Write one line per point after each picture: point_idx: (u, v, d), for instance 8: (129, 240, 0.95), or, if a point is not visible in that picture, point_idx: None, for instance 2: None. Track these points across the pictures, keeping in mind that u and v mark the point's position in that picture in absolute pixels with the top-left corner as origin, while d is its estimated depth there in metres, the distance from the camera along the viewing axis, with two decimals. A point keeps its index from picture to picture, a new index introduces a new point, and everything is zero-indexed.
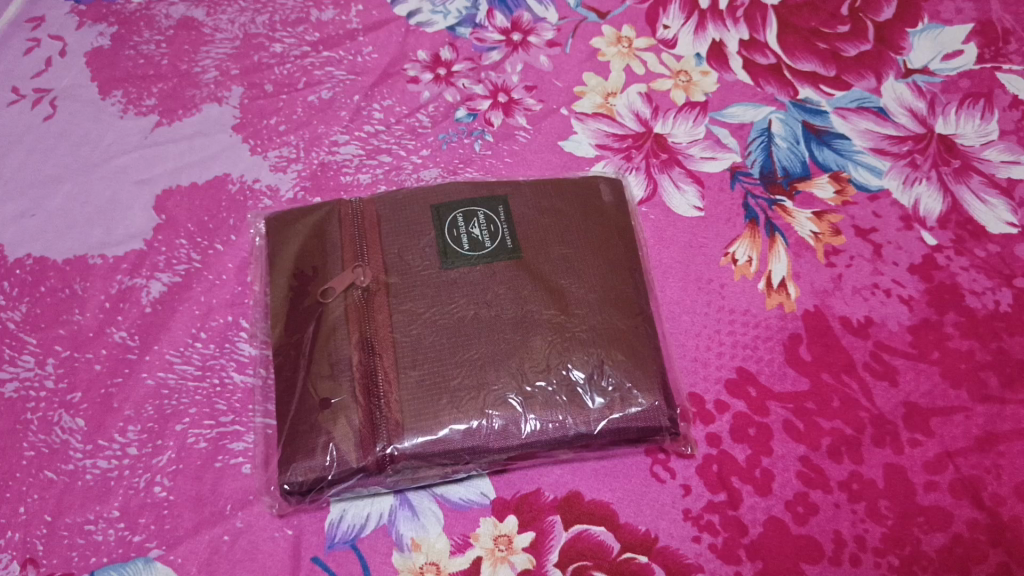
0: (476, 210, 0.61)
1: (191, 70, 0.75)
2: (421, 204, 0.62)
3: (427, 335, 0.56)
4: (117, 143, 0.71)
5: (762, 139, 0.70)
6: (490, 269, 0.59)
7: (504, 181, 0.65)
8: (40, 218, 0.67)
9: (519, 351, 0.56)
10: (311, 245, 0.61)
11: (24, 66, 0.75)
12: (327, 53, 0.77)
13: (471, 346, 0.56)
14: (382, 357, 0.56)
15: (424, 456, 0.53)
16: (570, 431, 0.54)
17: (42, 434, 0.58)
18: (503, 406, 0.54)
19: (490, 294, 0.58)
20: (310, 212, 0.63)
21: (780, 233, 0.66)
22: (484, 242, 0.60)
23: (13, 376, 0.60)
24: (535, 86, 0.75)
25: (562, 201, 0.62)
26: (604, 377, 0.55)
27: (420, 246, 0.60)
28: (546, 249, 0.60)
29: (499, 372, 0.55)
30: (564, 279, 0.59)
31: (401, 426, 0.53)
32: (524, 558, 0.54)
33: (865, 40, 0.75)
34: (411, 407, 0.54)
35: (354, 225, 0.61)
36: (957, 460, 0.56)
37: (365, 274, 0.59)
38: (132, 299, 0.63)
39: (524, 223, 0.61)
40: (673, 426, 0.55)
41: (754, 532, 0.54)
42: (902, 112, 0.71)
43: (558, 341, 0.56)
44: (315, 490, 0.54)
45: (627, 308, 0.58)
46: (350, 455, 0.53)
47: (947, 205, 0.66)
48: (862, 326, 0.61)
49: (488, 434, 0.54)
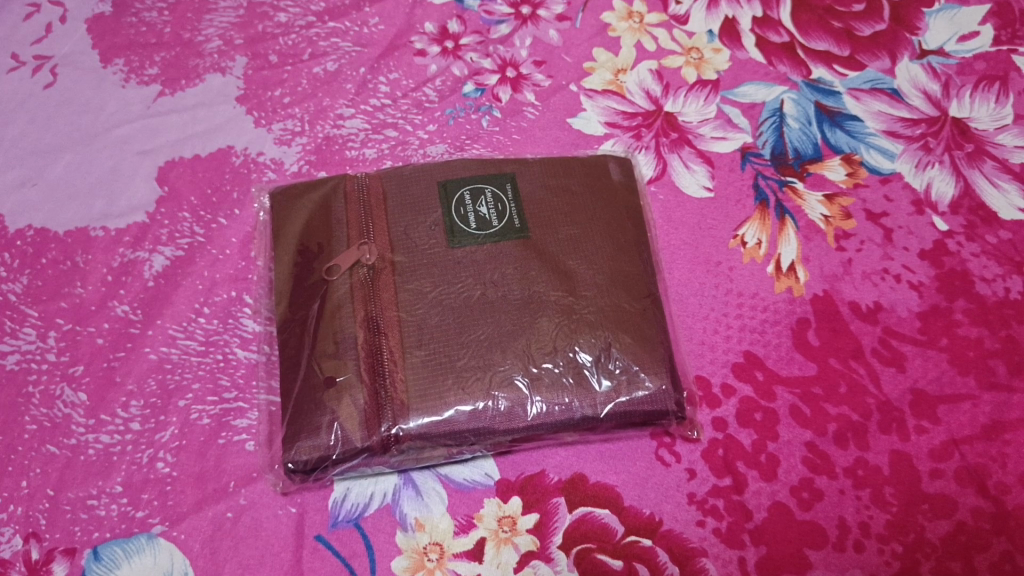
0: (484, 188, 0.60)
1: (194, 39, 0.74)
2: (428, 180, 0.61)
3: (433, 315, 0.56)
4: (119, 113, 0.70)
5: (774, 120, 0.69)
6: (497, 249, 0.58)
7: (510, 159, 0.64)
8: (41, 188, 0.66)
9: (526, 332, 0.55)
10: (316, 221, 0.60)
11: (23, 31, 0.74)
12: (332, 24, 0.75)
13: (479, 327, 0.55)
14: (388, 336, 0.55)
15: (429, 437, 0.53)
16: (576, 414, 0.54)
17: (44, 408, 0.57)
18: (510, 387, 0.54)
19: (498, 274, 0.57)
20: (314, 188, 0.63)
21: (790, 215, 0.65)
22: (491, 222, 0.59)
23: (14, 348, 0.59)
24: (544, 61, 0.74)
25: (571, 180, 0.62)
26: (611, 360, 0.55)
27: (426, 224, 0.59)
28: (554, 229, 0.59)
29: (506, 353, 0.55)
30: (572, 260, 0.58)
31: (407, 406, 0.53)
32: (528, 540, 0.54)
33: (880, 19, 0.74)
34: (417, 387, 0.53)
35: (360, 202, 0.61)
36: (964, 448, 0.55)
37: (371, 252, 0.58)
38: (135, 272, 0.63)
39: (532, 202, 0.60)
40: (679, 410, 0.55)
41: (759, 517, 0.54)
42: (916, 93, 0.70)
43: (566, 322, 0.56)
44: (320, 469, 0.53)
45: (636, 290, 0.58)
46: (354, 435, 0.53)
47: (960, 190, 0.65)
48: (870, 312, 0.61)
49: (494, 416, 0.53)
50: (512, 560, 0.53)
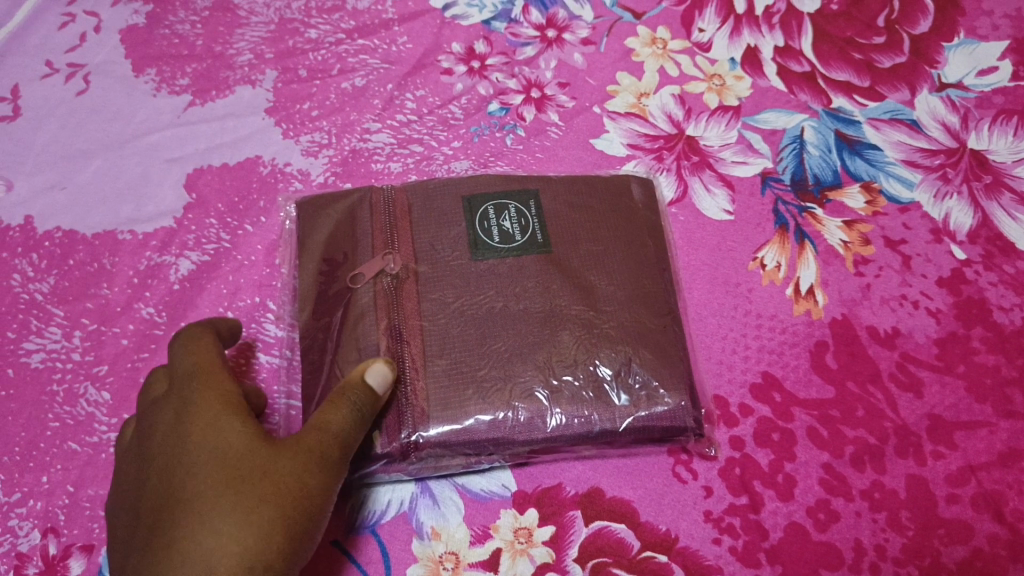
0: (508, 203, 0.61)
1: (225, 52, 0.75)
2: (451, 194, 0.62)
3: (456, 326, 0.56)
4: (149, 121, 0.71)
5: (795, 146, 0.70)
6: (520, 262, 0.58)
7: (535, 175, 0.65)
8: (70, 192, 0.67)
9: (547, 345, 0.56)
10: (341, 231, 0.61)
11: (56, 39, 0.74)
12: (361, 41, 0.76)
13: (500, 338, 0.56)
14: (411, 345, 0.55)
15: (448, 445, 0.53)
16: (595, 427, 0.54)
17: (67, 406, 0.58)
18: (530, 399, 0.54)
19: (520, 287, 0.57)
20: (340, 198, 0.63)
21: (810, 240, 0.66)
22: (515, 236, 0.60)
23: (40, 347, 0.60)
24: (568, 83, 0.75)
25: (594, 199, 0.62)
26: (631, 376, 0.55)
27: (450, 237, 0.60)
28: (576, 245, 0.60)
29: (528, 366, 0.55)
30: (594, 276, 0.59)
31: (427, 413, 0.53)
32: (543, 552, 0.54)
33: (900, 52, 0.75)
34: (437, 396, 0.54)
35: (385, 212, 0.61)
36: (980, 474, 0.56)
37: (395, 262, 0.58)
38: (160, 276, 0.64)
39: (555, 218, 0.61)
40: (698, 427, 0.56)
41: (775, 536, 0.55)
42: (935, 125, 0.71)
43: (587, 337, 0.56)
44: (339, 474, 0.54)
45: (655, 309, 0.58)
46: (375, 441, 0.53)
47: (978, 220, 0.66)
48: (888, 337, 0.61)
49: (513, 426, 0.54)
50: (527, 571, 0.54)
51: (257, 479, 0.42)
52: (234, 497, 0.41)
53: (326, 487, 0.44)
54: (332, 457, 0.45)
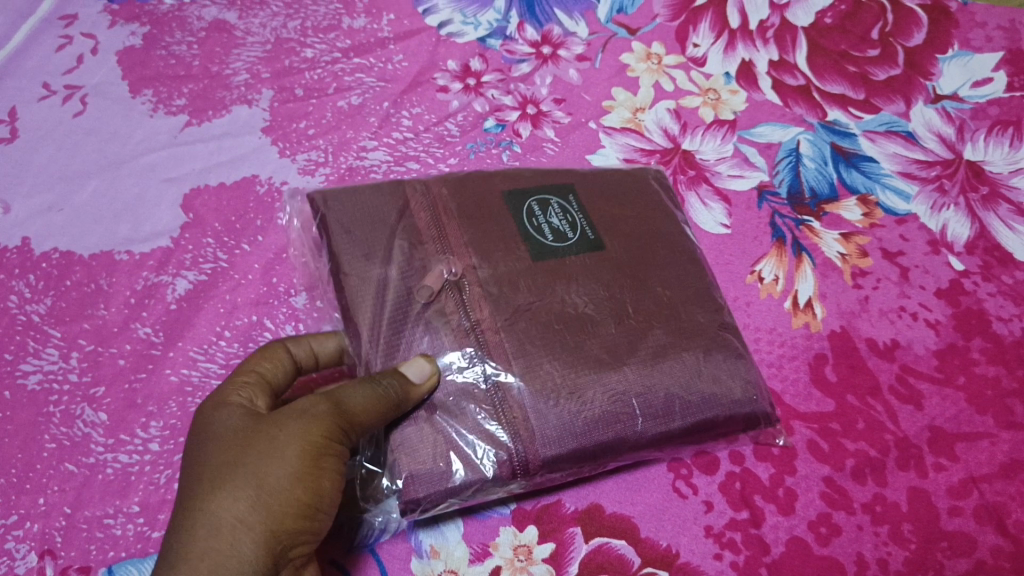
0: (549, 199, 0.60)
1: (222, 72, 0.75)
2: (490, 190, 0.60)
3: (533, 328, 0.53)
4: (146, 141, 0.71)
5: (790, 159, 0.70)
6: (579, 258, 0.57)
7: (560, 171, 0.64)
8: (67, 213, 0.67)
9: (628, 339, 0.54)
10: (381, 232, 0.57)
11: (54, 61, 0.74)
12: (357, 60, 0.77)
13: (580, 336, 0.54)
14: (494, 353, 0.52)
15: (561, 460, 0.51)
16: (685, 421, 0.53)
17: (64, 427, 0.58)
18: (624, 397, 0.52)
19: (586, 285, 0.56)
20: (365, 194, 0.59)
21: (807, 252, 0.66)
22: (566, 233, 0.58)
23: (36, 368, 0.60)
24: (564, 99, 0.75)
25: (625, 195, 0.62)
26: (707, 366, 0.55)
27: (501, 234, 0.57)
28: (626, 241, 0.59)
29: (614, 363, 0.53)
30: (653, 274, 0.58)
31: (529, 423, 0.50)
32: (544, 569, 0.54)
33: (894, 65, 0.75)
34: (533, 402, 0.51)
35: (427, 211, 0.58)
36: (982, 486, 0.56)
37: (454, 265, 0.55)
38: (158, 296, 0.64)
39: (599, 216, 0.60)
40: (770, 414, 0.56)
41: (777, 551, 0.54)
42: (930, 137, 0.71)
43: (660, 331, 0.55)
44: (430, 502, 0.49)
45: (707, 305, 0.58)
46: (477, 463, 0.50)
47: (975, 231, 0.66)
48: (888, 349, 0.61)
49: (615, 428, 0.51)
50: None
51: (260, 451, 0.45)
52: (239, 462, 0.44)
53: (326, 466, 0.46)
54: (332, 436, 0.47)
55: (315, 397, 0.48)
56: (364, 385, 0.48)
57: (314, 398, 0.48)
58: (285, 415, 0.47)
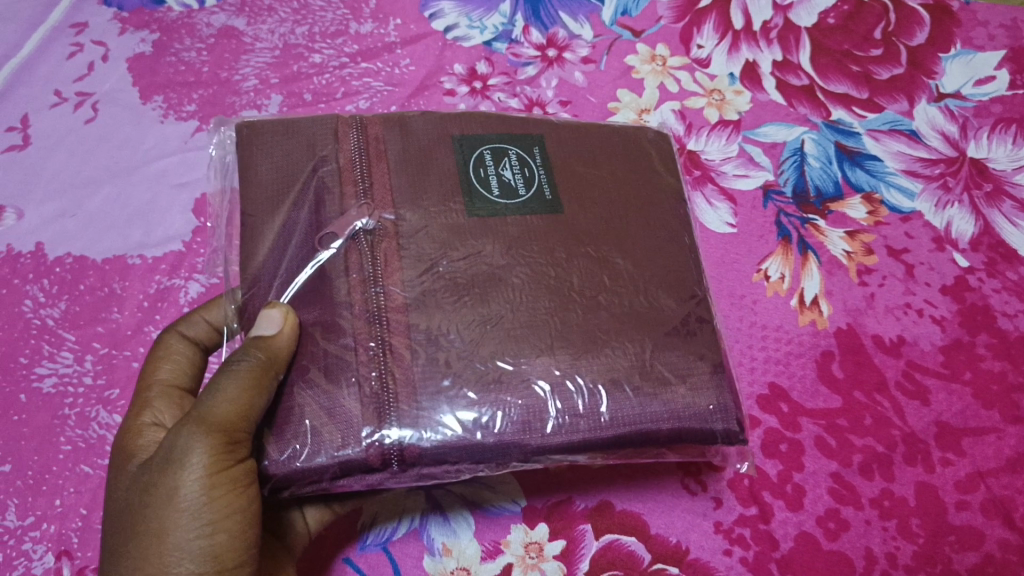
0: (507, 150, 0.53)
1: (231, 78, 0.75)
2: (438, 133, 0.54)
3: (440, 291, 0.47)
4: (156, 147, 0.72)
5: (795, 158, 0.71)
6: (524, 219, 0.51)
7: (534, 118, 0.58)
8: (80, 219, 0.68)
9: (559, 319, 0.48)
10: (299, 166, 0.51)
11: (65, 69, 0.75)
12: (365, 65, 0.77)
13: (500, 307, 0.47)
14: (391, 319, 0.46)
15: (442, 456, 0.45)
16: (619, 428, 0.46)
17: (79, 429, 0.59)
18: (529, 391, 0.45)
19: (522, 249, 0.49)
20: (294, 127, 0.53)
21: (813, 250, 0.66)
22: (517, 188, 0.52)
23: (52, 371, 0.61)
24: (569, 101, 0.76)
25: (605, 150, 0.56)
26: (657, 365, 0.48)
27: (438, 183, 0.51)
28: (588, 203, 0.52)
29: (528, 340, 0.47)
30: (610, 246, 0.51)
31: (415, 402, 0.44)
32: (555, 567, 0.55)
33: (898, 63, 0.75)
34: (423, 379, 0.45)
35: (354, 149, 0.51)
36: (989, 480, 0.57)
37: (372, 211, 0.48)
38: (171, 299, 0.65)
39: (563, 171, 0.53)
40: (732, 432, 0.48)
41: (786, 546, 0.55)
42: (934, 135, 0.72)
43: (603, 313, 0.48)
44: (280, 482, 0.44)
45: (689, 276, 0.52)
46: (337, 444, 0.43)
47: (980, 228, 0.67)
48: (894, 345, 0.62)
49: (509, 427, 0.45)
50: None
51: (141, 523, 0.44)
52: (127, 538, 0.44)
53: (212, 507, 0.44)
54: (203, 474, 0.43)
55: (187, 426, 0.45)
56: (227, 400, 0.44)
57: (186, 428, 0.45)
58: (161, 464, 0.45)
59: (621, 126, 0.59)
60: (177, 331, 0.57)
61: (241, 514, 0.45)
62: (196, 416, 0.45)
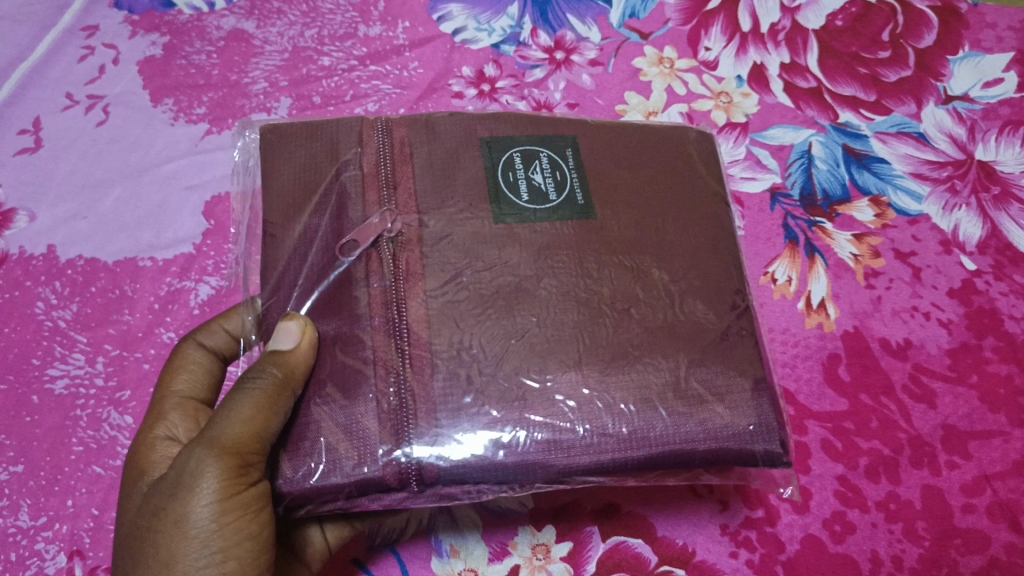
0: (538, 152, 0.52)
1: (241, 81, 0.76)
2: (466, 134, 0.53)
3: (464, 303, 0.47)
4: (167, 149, 0.72)
5: (802, 161, 0.71)
6: (555, 226, 0.50)
7: (567, 116, 0.57)
8: (91, 221, 0.68)
9: (587, 333, 0.47)
10: (320, 171, 0.51)
11: (77, 72, 0.75)
12: (374, 68, 0.77)
13: (526, 320, 0.47)
14: (413, 333, 0.45)
15: (461, 477, 0.44)
16: (652, 449, 0.45)
17: (91, 430, 0.60)
18: (554, 408, 0.44)
19: (551, 259, 0.48)
20: (317, 132, 0.53)
21: (820, 253, 0.66)
22: (548, 192, 0.51)
23: (64, 373, 0.62)
24: (577, 104, 0.76)
25: (644, 152, 0.54)
26: (692, 383, 0.46)
27: (465, 188, 0.50)
28: (621, 208, 0.51)
29: (556, 354, 0.46)
30: (644, 255, 0.49)
31: (435, 421, 0.44)
32: (561, 568, 0.56)
33: (905, 66, 0.75)
34: (444, 396, 0.44)
35: (378, 153, 0.51)
36: (995, 484, 0.57)
37: (394, 218, 0.48)
38: (181, 301, 0.65)
39: (596, 173, 0.52)
40: (773, 455, 0.46)
41: (792, 549, 0.56)
42: (941, 138, 0.72)
43: (635, 328, 0.47)
44: (293, 500, 0.44)
45: (727, 291, 0.50)
46: (353, 464, 0.43)
47: (987, 230, 0.67)
48: (900, 348, 0.62)
49: (532, 448, 0.44)
50: None
51: (148, 549, 0.44)
52: (135, 563, 0.44)
53: (222, 534, 0.44)
54: (215, 500, 0.43)
55: (198, 448, 0.45)
56: (240, 421, 0.44)
57: (197, 450, 0.45)
58: (172, 487, 0.45)
59: (661, 126, 0.57)
60: (195, 341, 0.57)
61: (250, 541, 0.45)
62: (209, 438, 0.45)
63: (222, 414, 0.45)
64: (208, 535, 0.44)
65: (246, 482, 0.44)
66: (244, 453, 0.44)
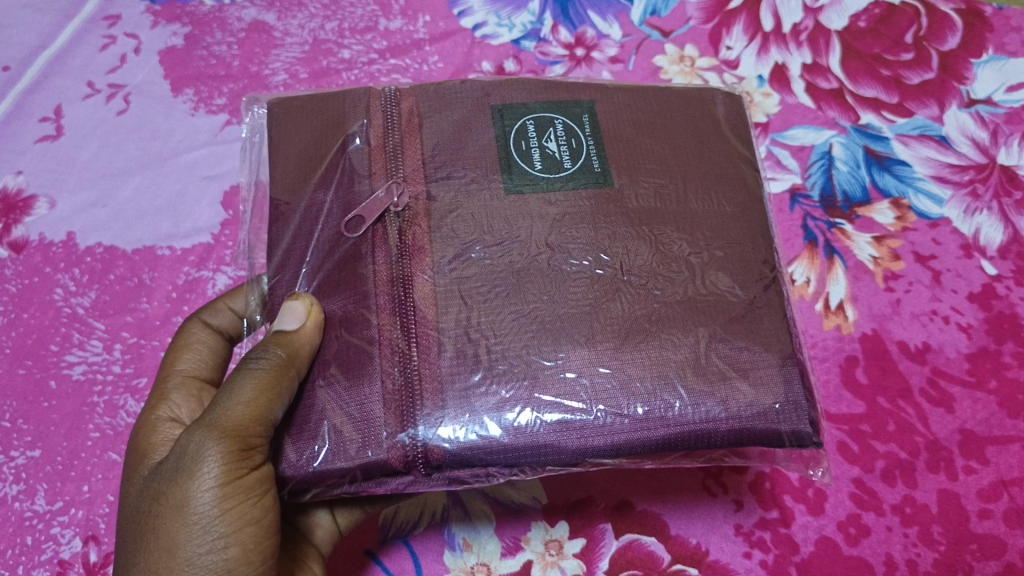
0: (553, 120, 0.52)
1: (261, 72, 0.76)
2: (478, 103, 0.52)
3: (472, 279, 0.46)
4: (186, 139, 0.72)
5: (823, 162, 0.70)
6: (570, 197, 0.49)
7: (586, 83, 0.56)
8: (111, 209, 0.69)
9: (600, 308, 0.46)
10: (327, 143, 0.51)
11: (98, 61, 0.76)
12: (393, 61, 0.77)
13: (537, 296, 0.46)
14: (421, 312, 0.45)
15: (468, 459, 0.44)
16: (670, 429, 0.44)
17: (108, 417, 0.61)
18: (564, 385, 0.44)
19: (566, 230, 0.48)
20: (324, 104, 0.53)
21: (839, 255, 0.66)
22: (562, 160, 0.50)
23: (82, 359, 0.62)
24: None
25: (664, 118, 0.53)
26: (712, 359, 0.45)
27: (475, 159, 0.50)
28: (639, 177, 0.50)
29: (569, 330, 0.45)
30: (664, 227, 0.48)
31: (441, 402, 0.44)
32: (574, 564, 0.56)
33: (929, 68, 0.74)
34: (451, 375, 0.44)
35: (386, 122, 0.51)
36: (1012, 490, 0.57)
37: (401, 191, 0.48)
38: (199, 290, 0.66)
39: (613, 140, 0.51)
40: (800, 434, 0.45)
41: (806, 550, 0.56)
42: (964, 141, 0.71)
43: (652, 301, 0.46)
44: (298, 484, 0.44)
45: (756, 262, 0.49)
46: (357, 447, 0.43)
47: (1009, 235, 0.66)
48: (919, 352, 0.62)
49: (541, 431, 0.44)
50: None
51: (150, 534, 0.44)
52: (136, 550, 0.44)
53: (224, 519, 0.44)
54: (215, 485, 0.43)
55: (198, 431, 0.45)
56: (242, 404, 0.44)
57: (197, 434, 0.45)
58: (172, 472, 0.44)
59: (686, 88, 0.56)
60: (200, 321, 0.57)
61: (253, 527, 0.44)
62: (209, 421, 0.45)
63: (224, 399, 0.45)
64: (209, 520, 0.44)
65: (247, 465, 0.43)
66: (245, 435, 0.44)
